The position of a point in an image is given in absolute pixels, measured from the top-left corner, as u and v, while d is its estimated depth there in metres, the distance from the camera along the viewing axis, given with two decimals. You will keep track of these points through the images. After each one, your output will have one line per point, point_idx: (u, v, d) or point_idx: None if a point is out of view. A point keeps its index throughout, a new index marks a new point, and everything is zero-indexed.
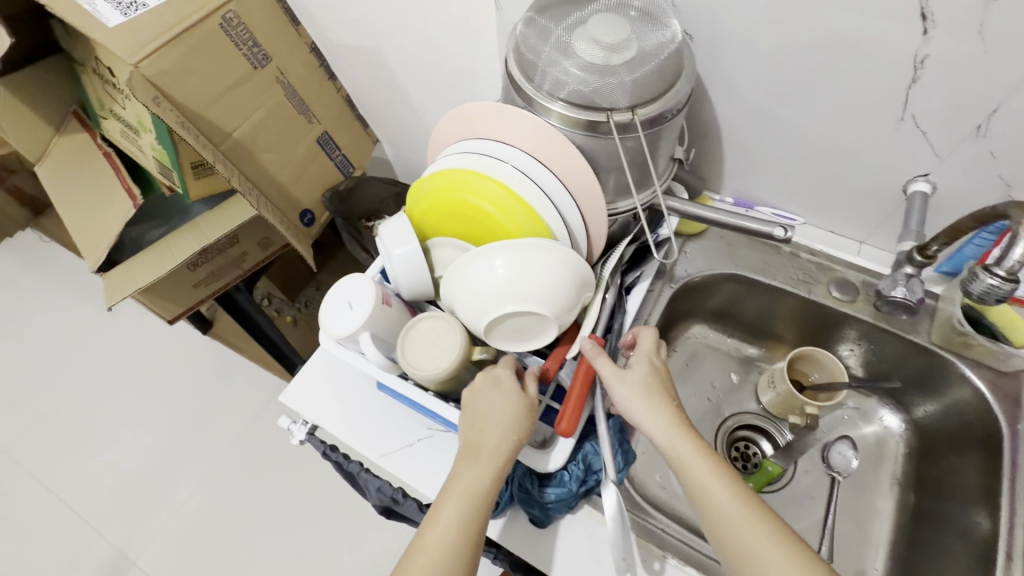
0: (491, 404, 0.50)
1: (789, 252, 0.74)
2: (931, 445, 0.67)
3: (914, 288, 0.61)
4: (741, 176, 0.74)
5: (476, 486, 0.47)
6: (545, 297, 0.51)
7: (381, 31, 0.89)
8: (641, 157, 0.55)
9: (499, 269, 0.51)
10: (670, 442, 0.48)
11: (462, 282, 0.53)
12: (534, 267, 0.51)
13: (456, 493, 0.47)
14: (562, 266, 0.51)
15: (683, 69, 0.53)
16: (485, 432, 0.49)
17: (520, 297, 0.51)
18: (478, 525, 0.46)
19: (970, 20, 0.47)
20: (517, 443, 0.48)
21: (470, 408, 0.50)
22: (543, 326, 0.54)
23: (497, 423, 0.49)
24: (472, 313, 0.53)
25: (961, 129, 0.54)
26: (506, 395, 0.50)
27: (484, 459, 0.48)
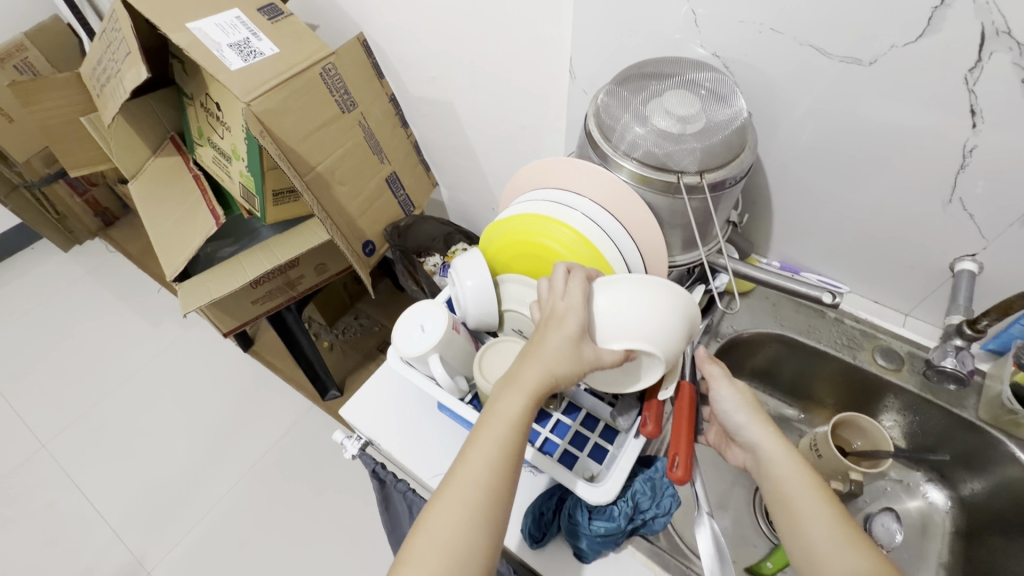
0: (546, 335, 0.49)
1: (834, 317, 0.77)
2: (981, 524, 0.66)
3: (964, 360, 0.64)
4: (790, 242, 0.78)
5: (515, 414, 0.48)
6: (649, 333, 0.50)
7: (457, 87, 0.99)
8: (702, 217, 0.61)
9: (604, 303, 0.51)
10: (774, 450, 0.54)
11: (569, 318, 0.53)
12: (639, 307, 0.50)
13: (497, 415, 0.48)
14: (669, 312, 0.51)
15: (746, 142, 0.59)
16: (531, 363, 0.48)
17: (625, 334, 0.50)
18: (511, 451, 0.48)
19: (1015, 119, 0.52)
20: (559, 381, 0.48)
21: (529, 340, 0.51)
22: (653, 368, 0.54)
23: (545, 356, 0.48)
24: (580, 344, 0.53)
25: (1008, 214, 0.58)
26: (560, 332, 0.49)
27: (528, 389, 0.48)
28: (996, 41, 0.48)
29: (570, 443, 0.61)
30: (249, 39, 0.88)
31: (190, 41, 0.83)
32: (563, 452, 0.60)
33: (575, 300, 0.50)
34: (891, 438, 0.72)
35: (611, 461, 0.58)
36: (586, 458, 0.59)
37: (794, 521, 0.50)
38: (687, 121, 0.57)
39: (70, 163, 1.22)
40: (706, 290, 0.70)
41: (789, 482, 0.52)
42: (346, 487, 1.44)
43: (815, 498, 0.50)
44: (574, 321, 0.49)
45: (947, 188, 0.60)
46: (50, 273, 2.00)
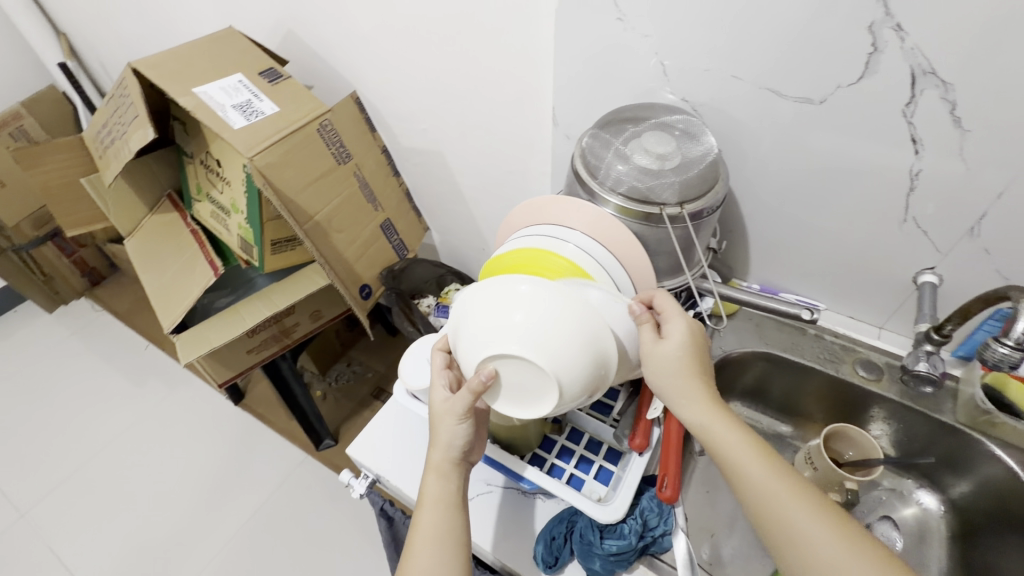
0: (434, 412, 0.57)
1: (814, 333, 0.81)
2: (973, 525, 0.69)
3: (935, 363, 0.68)
4: (767, 266, 0.83)
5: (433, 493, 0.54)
6: (537, 338, 0.48)
7: (446, 138, 1.06)
8: (683, 245, 0.66)
9: (519, 312, 0.49)
10: (683, 394, 0.53)
11: (475, 320, 0.52)
12: (543, 312, 0.49)
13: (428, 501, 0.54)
14: (571, 321, 0.49)
15: (718, 175, 0.65)
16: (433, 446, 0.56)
17: (522, 335, 0.48)
18: (445, 530, 0.52)
19: (951, 145, 0.59)
20: (448, 452, 0.55)
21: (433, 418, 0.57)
22: (535, 410, 0.52)
23: (436, 432, 0.55)
24: (476, 349, 0.51)
25: (957, 229, 0.64)
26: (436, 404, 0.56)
27: (432, 468, 0.55)
28: (925, 80, 0.56)
29: (576, 467, 0.63)
30: (251, 100, 0.94)
31: (196, 104, 0.89)
32: (571, 476, 0.62)
33: (440, 362, 0.57)
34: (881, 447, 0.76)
35: (618, 481, 0.60)
36: (593, 480, 0.60)
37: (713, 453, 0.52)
38: (663, 160, 0.63)
39: (67, 223, 1.24)
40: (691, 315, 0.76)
41: (719, 435, 0.52)
42: (344, 540, 1.40)
43: (725, 428, 0.52)
44: (438, 383, 0.56)
45: (901, 209, 0.66)
46: (32, 335, 1.96)
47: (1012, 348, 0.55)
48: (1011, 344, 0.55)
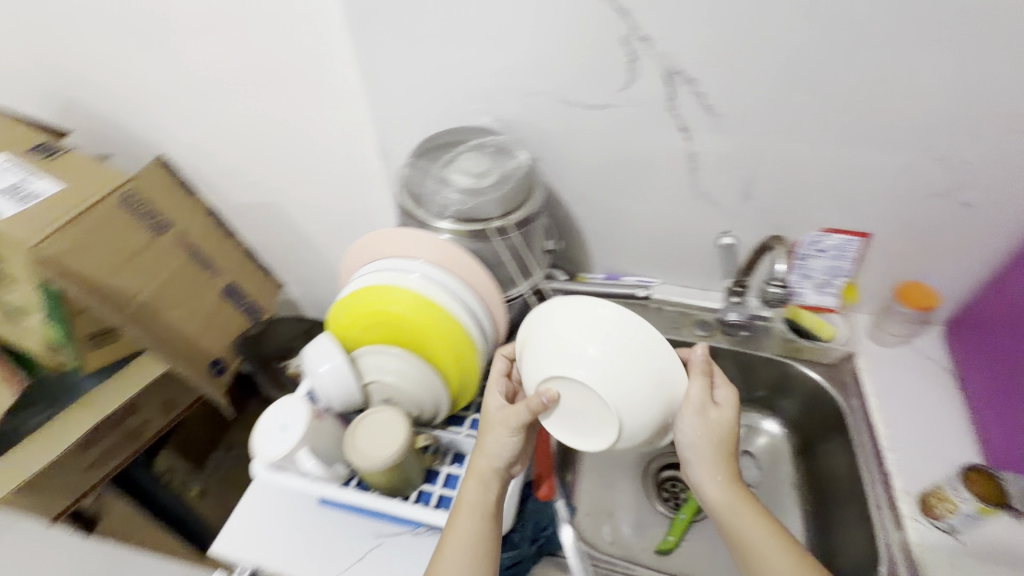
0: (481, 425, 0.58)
1: (655, 306, 0.90)
2: (807, 437, 0.81)
3: (742, 310, 0.81)
4: (605, 256, 0.91)
5: (472, 499, 0.54)
6: (609, 374, 0.50)
7: (279, 188, 1.01)
8: (515, 252, 0.69)
9: (591, 344, 0.50)
10: (712, 475, 0.54)
11: (546, 336, 0.53)
12: (623, 345, 0.50)
13: (463, 508, 0.54)
14: (643, 361, 0.50)
15: (534, 184, 0.70)
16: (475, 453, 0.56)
17: (592, 369, 0.50)
18: (478, 536, 0.53)
19: (710, 128, 0.70)
20: (495, 462, 0.55)
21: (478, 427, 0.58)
22: (591, 440, 0.53)
23: (481, 443, 0.56)
24: (544, 368, 0.52)
25: (735, 196, 0.76)
26: (488, 417, 0.57)
27: (474, 473, 0.55)
28: (677, 78, 0.66)
29: None
30: (23, 182, 0.81)
31: None
32: None
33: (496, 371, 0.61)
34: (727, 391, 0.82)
35: (506, 493, 0.62)
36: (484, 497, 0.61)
37: (733, 536, 0.53)
38: (480, 178, 0.67)
39: None
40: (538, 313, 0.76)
41: (742, 524, 0.53)
42: None
43: (748, 516, 0.53)
44: (493, 392, 0.58)
45: (691, 187, 0.77)
46: None
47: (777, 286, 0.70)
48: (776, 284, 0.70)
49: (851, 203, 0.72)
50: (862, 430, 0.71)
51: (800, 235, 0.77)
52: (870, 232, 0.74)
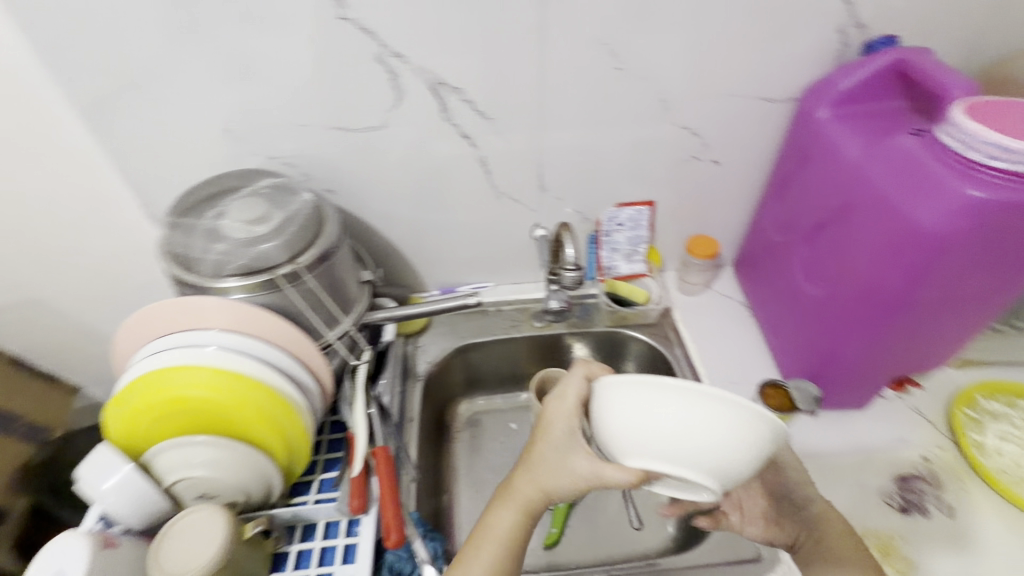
0: (541, 458, 0.53)
1: (494, 309, 0.91)
2: None
3: (561, 295, 0.84)
4: (435, 272, 0.90)
5: (504, 525, 0.54)
6: (696, 457, 0.42)
7: (37, 276, 0.84)
8: (312, 297, 0.63)
9: (662, 411, 0.42)
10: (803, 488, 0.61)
11: (616, 417, 0.45)
12: (706, 421, 0.41)
13: (492, 534, 0.54)
14: (737, 429, 0.41)
15: (325, 218, 0.66)
16: (524, 477, 0.54)
17: (677, 450, 0.42)
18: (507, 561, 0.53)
19: (490, 132, 0.72)
20: (547, 493, 0.53)
21: (532, 449, 0.55)
22: (695, 494, 0.47)
23: (536, 472, 0.53)
24: (621, 446, 0.45)
25: (533, 190, 0.79)
26: (547, 454, 0.53)
27: (518, 502, 0.54)
28: (443, 89, 0.67)
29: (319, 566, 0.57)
30: None
31: None
32: None
33: (564, 402, 0.52)
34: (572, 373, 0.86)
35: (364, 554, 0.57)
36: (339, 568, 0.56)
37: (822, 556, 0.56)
38: (251, 228, 0.61)
39: None
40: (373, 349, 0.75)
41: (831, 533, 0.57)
42: None
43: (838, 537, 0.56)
44: (557, 428, 0.52)
45: (492, 189, 0.79)
46: None
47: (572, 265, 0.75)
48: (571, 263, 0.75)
49: (631, 177, 0.79)
50: (686, 376, 0.80)
51: (600, 214, 0.84)
52: (653, 201, 0.83)
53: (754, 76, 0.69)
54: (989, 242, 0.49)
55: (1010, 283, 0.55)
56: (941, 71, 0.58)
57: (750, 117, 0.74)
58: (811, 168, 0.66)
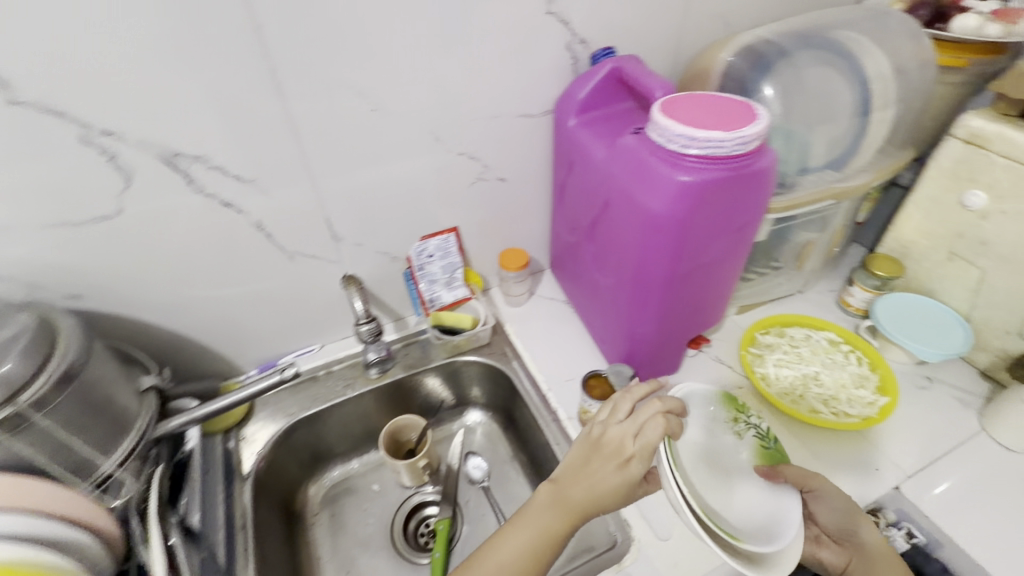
0: (602, 469, 0.54)
1: (325, 373, 0.85)
2: (504, 409, 0.89)
3: (379, 346, 0.80)
4: (247, 350, 0.81)
5: (545, 529, 0.54)
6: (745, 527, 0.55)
7: None
8: (50, 441, 0.53)
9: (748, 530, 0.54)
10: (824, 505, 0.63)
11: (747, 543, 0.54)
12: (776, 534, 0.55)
13: (529, 535, 0.53)
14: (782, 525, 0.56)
15: (58, 334, 0.56)
16: (575, 485, 0.54)
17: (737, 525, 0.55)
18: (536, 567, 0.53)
19: (256, 194, 0.66)
20: (596, 510, 0.54)
21: (590, 455, 0.56)
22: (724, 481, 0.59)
23: (591, 486, 0.53)
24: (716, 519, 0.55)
25: (329, 243, 0.76)
26: (611, 475, 0.53)
27: (568, 512, 0.54)
28: (181, 160, 0.60)
29: None
30: None
31: None
32: None
33: (647, 438, 0.53)
34: (417, 419, 0.82)
35: None
36: None
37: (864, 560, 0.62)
38: None
39: None
40: (161, 467, 0.63)
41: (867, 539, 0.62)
42: None
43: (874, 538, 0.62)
44: (633, 463, 0.52)
45: (281, 251, 0.73)
46: None
47: (362, 307, 0.74)
48: (360, 306, 0.74)
49: (426, 209, 0.79)
50: (527, 386, 0.82)
51: (407, 251, 0.83)
52: (455, 227, 0.84)
53: (508, 96, 0.73)
54: (704, 216, 0.56)
55: (740, 243, 0.62)
56: (647, 73, 0.66)
57: (517, 133, 0.78)
58: (576, 171, 0.72)
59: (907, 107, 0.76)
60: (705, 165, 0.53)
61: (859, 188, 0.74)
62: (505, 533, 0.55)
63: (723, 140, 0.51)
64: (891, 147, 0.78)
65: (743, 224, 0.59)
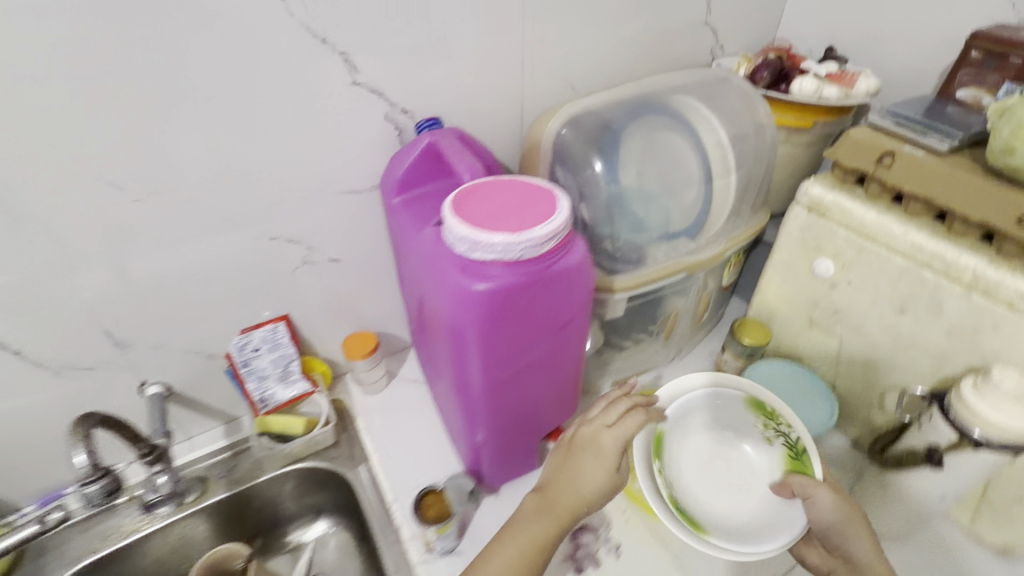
0: (586, 468, 0.56)
1: (127, 501, 0.71)
2: (356, 519, 0.77)
3: (160, 485, 0.68)
4: (23, 480, 0.67)
5: (540, 533, 0.53)
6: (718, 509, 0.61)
7: None
8: None
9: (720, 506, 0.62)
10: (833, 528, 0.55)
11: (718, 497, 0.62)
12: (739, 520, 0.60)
13: (521, 537, 0.53)
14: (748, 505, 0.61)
15: None
16: (561, 489, 0.55)
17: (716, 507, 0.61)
18: (533, 572, 0.52)
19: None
20: (586, 505, 0.55)
21: (567, 455, 0.58)
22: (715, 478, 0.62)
23: (576, 485, 0.55)
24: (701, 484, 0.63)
25: (113, 350, 0.63)
26: (598, 468, 0.55)
27: (553, 512, 0.55)
28: None
29: None
30: None
31: None
32: None
33: (621, 428, 0.57)
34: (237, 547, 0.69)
35: None
36: None
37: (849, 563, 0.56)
38: None
39: None
40: None
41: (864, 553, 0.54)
42: None
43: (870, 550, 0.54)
44: (612, 447, 0.56)
45: (45, 366, 0.61)
46: None
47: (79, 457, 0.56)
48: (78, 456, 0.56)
49: (241, 299, 0.69)
50: (369, 498, 0.72)
51: (226, 347, 0.71)
52: (285, 314, 0.73)
53: (323, 174, 0.64)
54: (510, 320, 0.49)
55: (569, 339, 0.55)
56: (461, 150, 0.58)
57: (344, 210, 0.69)
58: (402, 257, 0.63)
59: (755, 172, 0.74)
60: (497, 269, 0.45)
61: (709, 258, 0.72)
62: (501, 535, 0.54)
63: (507, 245, 0.43)
64: (744, 210, 0.77)
65: (566, 322, 0.52)
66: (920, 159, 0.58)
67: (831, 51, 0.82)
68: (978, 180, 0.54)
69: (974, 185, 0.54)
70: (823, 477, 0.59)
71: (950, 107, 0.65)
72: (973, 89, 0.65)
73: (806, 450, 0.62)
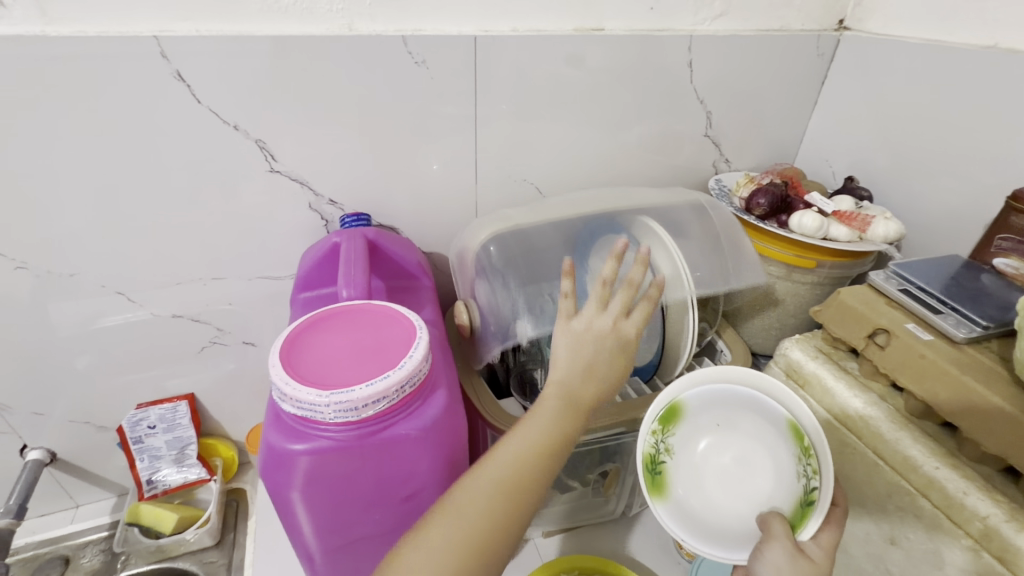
0: (603, 354, 0.43)
1: None
2: None
3: None
4: None
5: (556, 435, 0.41)
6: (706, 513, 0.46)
7: None
8: None
9: (712, 502, 0.46)
10: None
11: (709, 493, 0.47)
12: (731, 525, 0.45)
13: (522, 441, 0.40)
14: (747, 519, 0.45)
15: None
16: (586, 381, 0.42)
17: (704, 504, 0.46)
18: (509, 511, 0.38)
19: None
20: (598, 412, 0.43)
21: (582, 349, 0.43)
22: (707, 470, 0.47)
23: (607, 377, 0.43)
24: (690, 480, 0.47)
25: None
26: (618, 362, 0.44)
27: (579, 407, 0.42)
28: None
29: None
30: None
31: None
32: None
33: (636, 315, 0.45)
34: None
35: None
36: None
37: None
38: None
39: None
40: None
41: None
42: None
43: None
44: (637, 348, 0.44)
45: None
46: None
47: None
48: None
49: (137, 374, 0.64)
50: None
51: (120, 421, 0.66)
52: (191, 393, 0.68)
53: (235, 257, 0.60)
54: (330, 489, 0.41)
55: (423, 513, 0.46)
56: (358, 261, 0.51)
57: (257, 295, 0.63)
58: None
59: None
60: (310, 429, 0.38)
61: None
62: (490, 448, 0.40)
63: (313, 405, 0.36)
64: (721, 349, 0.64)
65: (412, 495, 0.44)
66: (921, 345, 0.45)
67: (851, 182, 0.70)
68: (993, 394, 0.40)
69: (986, 400, 0.40)
70: (809, 542, 0.41)
71: (983, 276, 0.51)
72: (1016, 259, 0.51)
73: (814, 503, 0.42)
